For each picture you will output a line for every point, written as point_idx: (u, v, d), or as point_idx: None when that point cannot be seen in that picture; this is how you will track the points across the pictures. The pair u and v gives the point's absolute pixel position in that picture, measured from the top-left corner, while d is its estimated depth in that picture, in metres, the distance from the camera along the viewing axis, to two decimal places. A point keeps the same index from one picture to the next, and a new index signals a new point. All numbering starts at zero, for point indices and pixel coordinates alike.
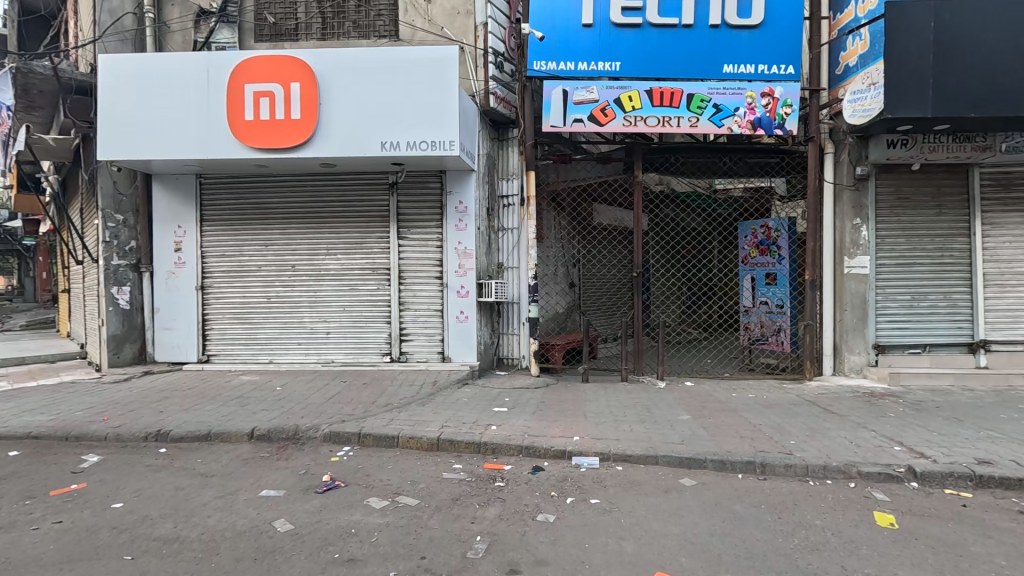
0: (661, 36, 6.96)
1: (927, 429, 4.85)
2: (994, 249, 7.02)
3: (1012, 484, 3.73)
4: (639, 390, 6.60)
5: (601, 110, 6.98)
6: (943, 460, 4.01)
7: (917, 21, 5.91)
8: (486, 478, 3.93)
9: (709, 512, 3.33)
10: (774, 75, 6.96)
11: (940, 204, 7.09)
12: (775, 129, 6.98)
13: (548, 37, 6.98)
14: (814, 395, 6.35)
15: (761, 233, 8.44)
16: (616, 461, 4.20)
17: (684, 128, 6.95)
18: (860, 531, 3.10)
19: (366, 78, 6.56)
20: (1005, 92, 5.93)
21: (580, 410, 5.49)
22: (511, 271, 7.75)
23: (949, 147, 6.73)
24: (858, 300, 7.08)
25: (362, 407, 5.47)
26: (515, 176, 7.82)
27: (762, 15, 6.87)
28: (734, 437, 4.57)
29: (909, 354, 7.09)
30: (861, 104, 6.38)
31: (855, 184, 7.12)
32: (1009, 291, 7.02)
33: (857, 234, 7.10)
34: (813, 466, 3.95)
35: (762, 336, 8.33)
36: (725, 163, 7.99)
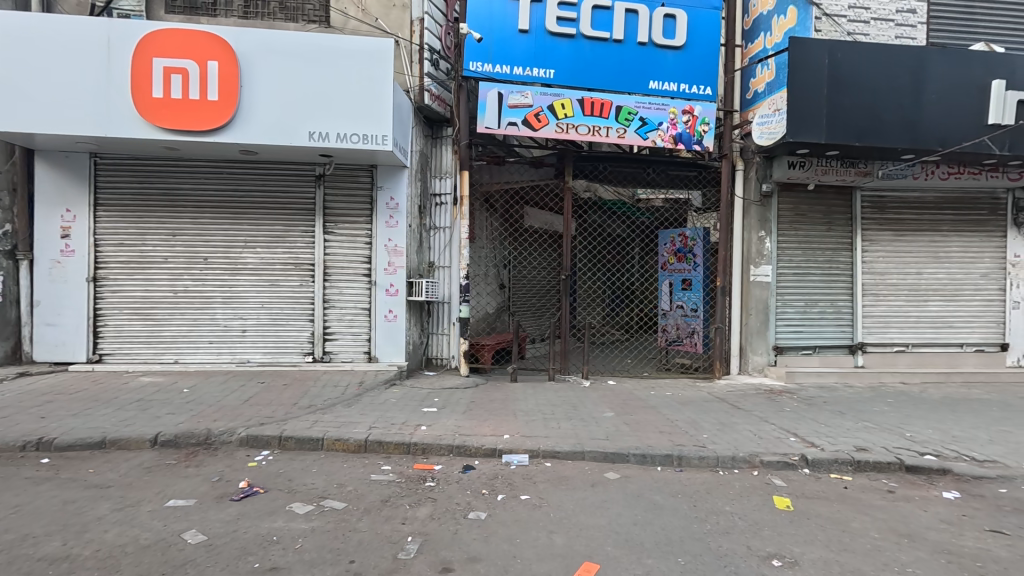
0: (594, 48, 7.24)
1: (816, 421, 5.44)
2: (871, 262, 8.01)
3: (883, 467, 4.28)
4: (566, 389, 6.81)
5: (535, 115, 7.12)
6: (830, 448, 4.52)
7: (815, 57, 6.64)
8: (416, 478, 3.88)
9: (632, 503, 3.52)
10: (694, 94, 7.47)
11: (830, 221, 7.97)
12: (694, 145, 7.48)
13: (484, 39, 7.04)
14: (723, 392, 6.90)
15: (678, 241, 9.02)
16: (544, 458, 4.31)
17: (612, 139, 7.27)
18: (762, 514, 3.41)
19: (294, 63, 6.23)
20: (885, 126, 6.77)
21: (510, 409, 5.57)
22: (443, 270, 7.74)
23: (838, 171, 7.60)
24: (761, 305, 7.78)
25: (282, 409, 5.18)
26: (449, 175, 7.79)
27: (684, 38, 7.36)
28: (654, 432, 4.85)
29: (802, 355, 7.89)
30: (768, 127, 6.98)
31: (761, 200, 7.83)
32: (882, 299, 8.03)
33: (762, 245, 7.81)
34: (723, 457, 4.28)
35: (677, 338, 8.80)
36: (649, 174, 8.45)
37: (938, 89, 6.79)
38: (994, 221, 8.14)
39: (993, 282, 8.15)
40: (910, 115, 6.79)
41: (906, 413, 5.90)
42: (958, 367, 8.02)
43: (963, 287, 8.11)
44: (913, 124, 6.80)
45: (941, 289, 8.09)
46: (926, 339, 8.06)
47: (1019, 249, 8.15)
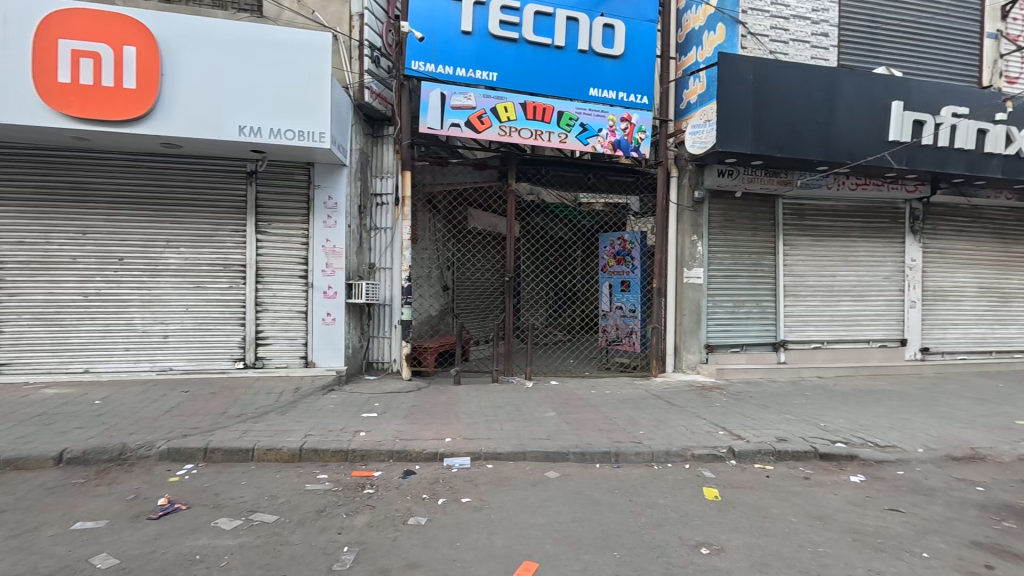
0: (536, 53, 7.35)
1: (743, 414, 5.79)
2: (792, 265, 8.61)
3: (800, 456, 4.61)
4: (509, 390, 6.85)
5: (477, 117, 7.12)
6: (754, 440, 4.82)
7: (742, 72, 7.06)
8: (354, 486, 3.77)
9: (571, 501, 3.60)
10: (632, 102, 7.75)
11: (755, 226, 8.50)
12: (631, 151, 7.77)
13: (427, 38, 6.97)
14: (659, 390, 7.20)
15: (618, 244, 9.23)
16: (486, 459, 4.31)
17: (554, 143, 7.40)
18: (693, 505, 3.59)
19: (223, 53, 5.90)
20: (803, 139, 7.31)
21: (452, 412, 5.53)
22: (384, 272, 7.56)
23: (762, 179, 8.14)
24: (694, 306, 8.17)
25: (208, 420, 4.87)
26: (390, 174, 7.65)
27: (622, 48, 7.62)
28: (594, 430, 4.99)
29: (731, 352, 8.36)
30: (699, 136, 7.35)
31: (693, 206, 8.21)
32: (801, 300, 8.65)
33: (694, 249, 8.20)
34: (657, 452, 4.46)
35: (617, 338, 9.08)
36: (590, 179, 8.67)
37: (847, 107, 7.42)
38: (895, 228, 8.99)
39: (895, 284, 8.99)
40: (824, 130, 7.38)
41: (821, 405, 6.38)
42: (866, 361, 8.78)
43: (870, 288, 8.90)
44: (826, 139, 7.39)
45: (851, 290, 8.83)
46: (839, 336, 8.76)
47: (915, 254, 9.06)
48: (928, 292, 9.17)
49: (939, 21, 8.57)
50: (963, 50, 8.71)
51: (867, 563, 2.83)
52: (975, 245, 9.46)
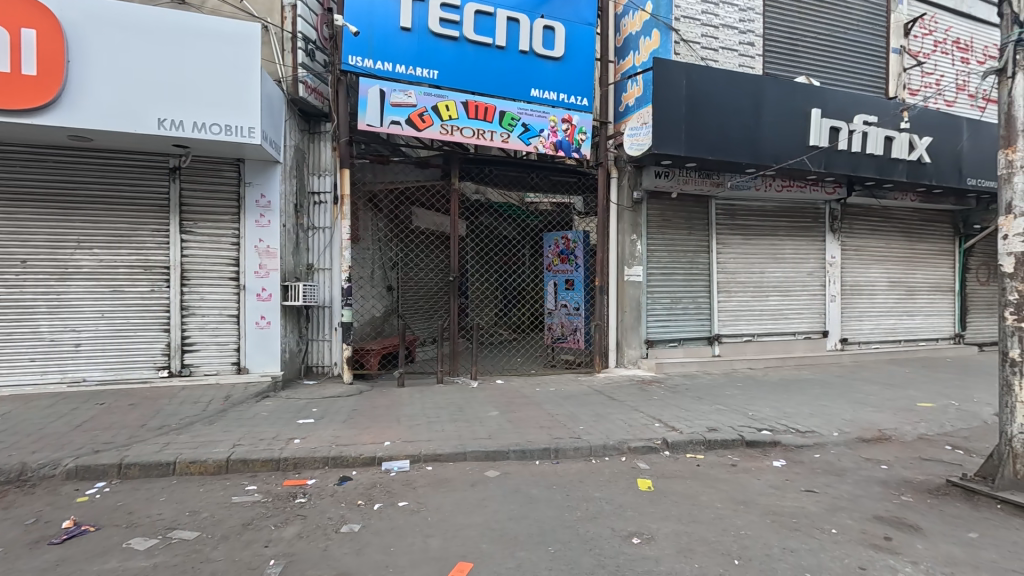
0: (477, 52, 7.33)
1: (679, 407, 6.03)
2: (725, 263, 9.06)
3: (729, 444, 4.85)
4: (454, 391, 6.81)
5: (418, 115, 7.01)
6: (687, 430, 5.03)
7: (675, 77, 7.35)
8: (285, 496, 3.63)
9: (509, 499, 3.62)
10: (572, 104, 7.88)
11: (691, 226, 8.87)
12: (572, 152, 7.90)
13: (364, 34, 6.81)
14: (601, 385, 7.39)
15: (561, 242, 9.10)
16: (426, 461, 4.27)
17: (497, 143, 7.41)
18: (627, 496, 3.70)
19: (139, 40, 5.51)
20: (732, 142, 7.70)
21: (394, 415, 5.43)
22: (323, 273, 7.33)
23: (696, 181, 8.52)
24: (634, 303, 8.42)
25: (125, 433, 4.55)
26: (328, 172, 7.43)
27: (562, 50, 7.74)
28: (535, 427, 5.05)
29: (669, 347, 8.71)
30: (637, 138, 7.58)
31: (632, 206, 8.45)
32: (734, 295, 9.11)
33: (634, 248, 8.45)
34: (595, 446, 4.57)
35: (562, 336, 8.98)
36: (533, 179, 8.73)
37: (772, 112, 7.87)
38: (817, 228, 9.63)
39: (817, 279, 9.64)
40: (751, 134, 7.79)
41: (750, 396, 6.74)
42: (792, 352, 9.37)
43: (795, 283, 9.49)
44: (754, 144, 7.81)
45: (778, 286, 9.38)
46: (768, 329, 9.30)
47: (835, 251, 9.73)
48: (846, 286, 9.89)
49: (851, 36, 9.26)
50: (873, 63, 9.44)
51: (782, 543, 3.02)
52: (885, 242, 10.29)
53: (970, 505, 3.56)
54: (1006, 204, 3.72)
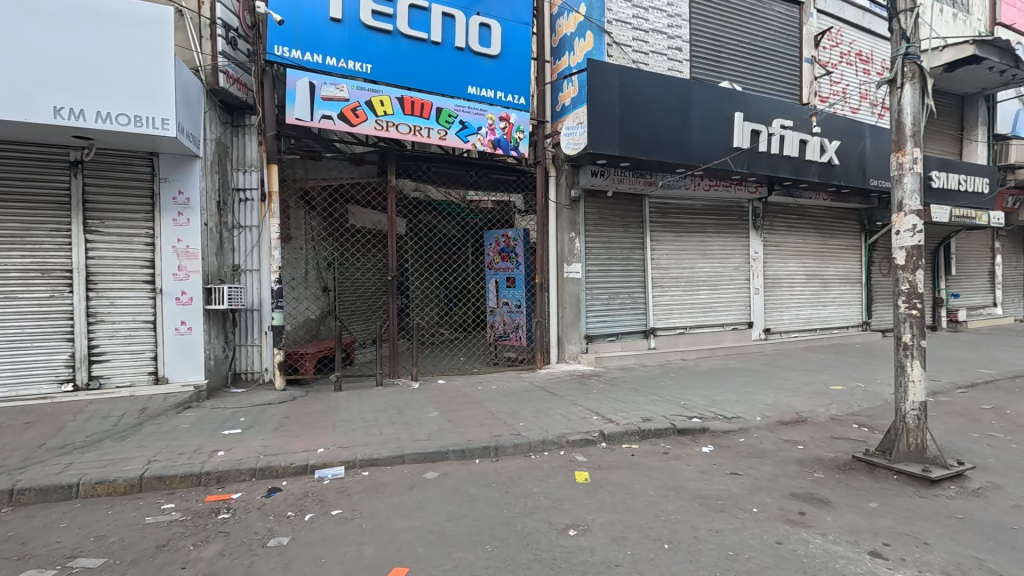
0: (412, 47, 7.19)
1: (616, 399, 6.21)
2: (658, 259, 9.42)
3: (662, 433, 5.05)
4: (394, 393, 6.67)
5: (351, 110, 6.76)
6: (623, 422, 5.19)
7: (608, 78, 7.53)
8: (207, 512, 3.41)
9: (447, 500, 3.58)
10: (510, 102, 7.91)
11: (626, 224, 9.15)
12: (511, 150, 7.91)
13: (291, 23, 6.50)
14: (543, 381, 7.50)
15: (502, 241, 9.02)
16: (362, 467, 4.15)
17: (434, 140, 7.28)
18: (565, 490, 3.76)
19: (28, 18, 4.96)
20: (663, 142, 8.00)
21: (329, 420, 5.24)
22: (250, 274, 6.95)
23: (630, 180, 8.78)
24: (573, 299, 8.58)
25: (19, 455, 4.11)
26: (254, 168, 7.05)
27: (499, 48, 7.75)
28: (475, 426, 5.03)
29: (608, 341, 8.96)
30: (573, 138, 7.67)
31: (570, 204, 8.57)
32: (667, 290, 9.50)
33: (573, 245, 8.60)
34: (535, 442, 4.61)
35: (504, 334, 8.92)
36: (472, 176, 8.66)
37: (699, 114, 8.25)
38: (741, 225, 10.22)
39: (742, 273, 10.23)
40: (681, 135, 8.13)
41: (683, 386, 7.05)
42: (720, 343, 9.90)
43: (722, 278, 10.03)
44: (682, 145, 8.14)
45: (708, 280, 9.88)
46: (698, 322, 9.78)
47: (758, 247, 10.37)
48: (768, 280, 10.57)
49: (768, 45, 9.88)
50: (788, 71, 10.12)
51: (708, 524, 3.17)
52: (801, 238, 11.08)
53: (872, 478, 3.90)
54: (899, 202, 4.10)
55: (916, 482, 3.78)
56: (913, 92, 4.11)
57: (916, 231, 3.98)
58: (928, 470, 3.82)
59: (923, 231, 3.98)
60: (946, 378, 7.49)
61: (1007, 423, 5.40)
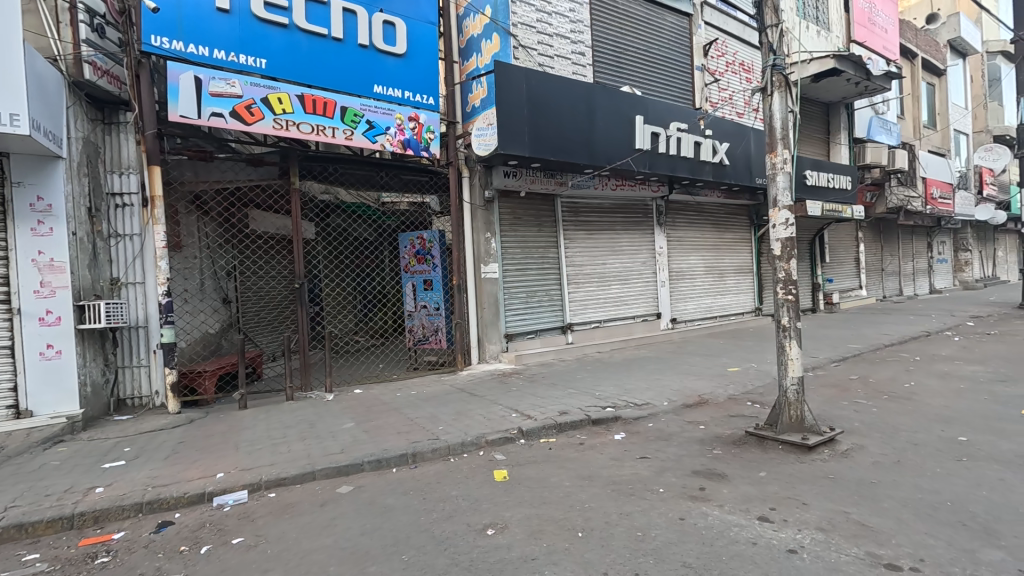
0: (311, 43, 6.84)
1: (535, 395, 6.33)
2: (572, 256, 9.73)
3: (577, 425, 5.22)
4: (306, 406, 6.31)
5: (245, 107, 6.27)
6: (540, 417, 5.29)
7: (516, 81, 7.64)
8: (81, 558, 3.02)
9: (362, 513, 3.45)
10: (419, 102, 7.79)
11: (540, 223, 9.34)
12: (421, 151, 7.77)
13: (170, 12, 5.94)
14: (463, 382, 7.46)
15: (417, 243, 8.88)
16: (268, 489, 3.89)
17: (339, 140, 6.95)
18: (484, 490, 3.76)
19: None
20: (571, 144, 8.27)
21: (231, 442, 4.85)
22: (131, 288, 6.27)
23: (541, 180, 9.02)
24: (492, 299, 8.61)
25: None
26: (133, 170, 6.36)
27: (405, 47, 7.60)
28: (392, 434, 4.90)
29: (527, 338, 9.10)
30: (484, 139, 7.71)
31: (484, 205, 8.58)
32: (582, 285, 9.84)
33: (489, 246, 8.62)
34: (453, 445, 4.58)
35: (423, 338, 8.76)
36: (382, 177, 8.38)
37: (603, 117, 8.63)
38: (647, 222, 10.82)
39: (649, 267, 10.84)
40: (587, 136, 8.44)
41: (598, 377, 7.33)
42: (633, 334, 10.42)
43: (632, 272, 10.56)
44: (589, 146, 8.46)
45: (618, 275, 10.36)
46: (611, 315, 10.22)
47: (662, 242, 11.04)
48: (673, 273, 11.29)
49: (664, 52, 10.56)
50: (682, 77, 10.88)
51: (620, 509, 3.31)
52: (700, 233, 11.95)
53: (761, 449, 4.30)
54: (773, 198, 4.53)
55: (797, 449, 4.21)
56: (781, 99, 4.57)
57: (788, 224, 4.43)
58: (807, 438, 4.27)
59: (794, 224, 4.43)
60: (823, 354, 8.44)
61: (869, 390, 6.19)
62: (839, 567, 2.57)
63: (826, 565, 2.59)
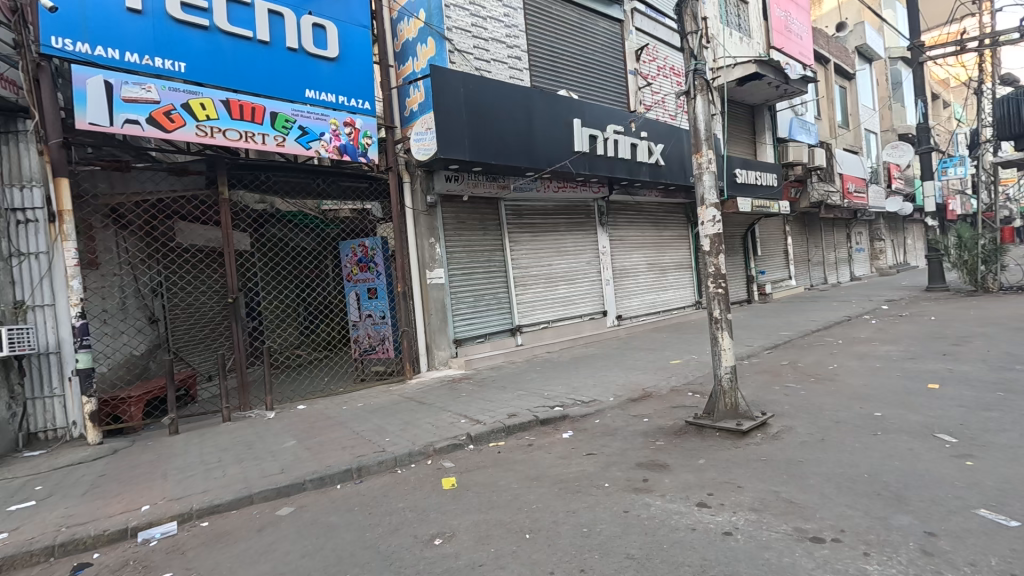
0: (235, 46, 6.53)
1: (484, 399, 6.31)
2: (518, 259, 9.79)
3: (526, 427, 5.24)
4: (244, 427, 5.99)
5: (164, 113, 5.88)
6: (489, 421, 5.28)
7: (453, 85, 7.62)
8: None
9: (303, 535, 3.31)
10: (354, 107, 7.60)
11: (484, 227, 9.35)
12: (359, 157, 7.58)
13: (72, 11, 5.49)
14: (412, 391, 7.32)
15: (359, 250, 8.73)
16: (200, 517, 3.66)
17: (270, 147, 6.66)
18: (431, 499, 3.71)
19: None
20: (511, 147, 8.33)
21: (159, 471, 4.54)
22: (39, 311, 5.73)
23: (484, 184, 9.03)
24: (439, 305, 8.51)
25: None
26: (36, 182, 5.85)
27: (337, 51, 7.41)
28: (336, 449, 4.74)
29: (476, 343, 9.06)
30: (423, 143, 7.61)
31: (427, 210, 8.47)
32: (529, 287, 9.93)
33: (434, 251, 8.49)
34: (400, 456, 4.49)
35: (370, 347, 8.58)
36: (319, 185, 8.12)
37: (542, 120, 8.75)
38: (589, 222, 11.05)
39: (594, 267, 11.07)
40: (527, 139, 8.53)
41: (547, 378, 7.40)
42: (581, 332, 10.61)
43: (577, 272, 10.75)
44: (530, 149, 8.56)
45: (565, 275, 10.52)
46: (560, 315, 10.38)
47: (605, 241, 11.31)
48: (616, 271, 11.60)
49: (598, 57, 10.85)
50: (617, 82, 11.21)
51: (566, 507, 3.35)
52: (640, 232, 12.35)
53: (700, 437, 4.47)
54: (701, 196, 4.74)
55: (732, 435, 4.41)
56: (704, 101, 4.79)
57: (715, 221, 4.66)
58: (741, 424, 4.49)
59: (721, 221, 4.67)
60: (757, 343, 8.92)
61: (798, 374, 6.59)
62: (770, 545, 2.72)
63: (758, 544, 2.73)
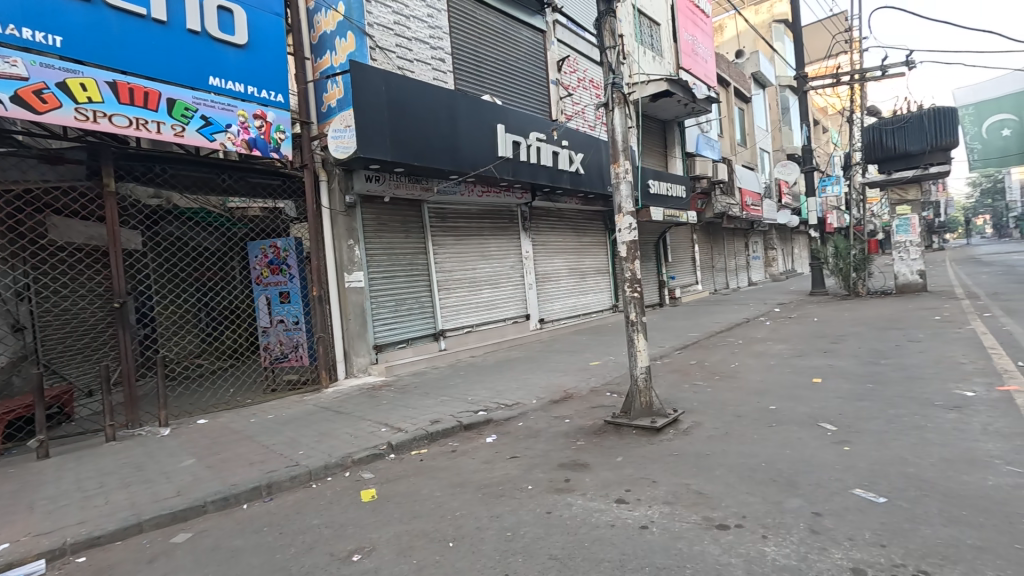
0: (125, 24, 5.88)
1: (406, 406, 6.15)
2: (442, 263, 9.67)
3: (449, 432, 5.17)
4: (133, 446, 5.38)
5: (34, 93, 5.14)
6: (411, 428, 5.14)
7: (374, 82, 7.38)
8: None
9: (202, 563, 3.01)
10: (265, 99, 7.13)
11: (407, 229, 9.13)
12: (271, 152, 7.11)
13: None
14: (329, 400, 6.97)
15: (270, 252, 8.11)
16: (75, 552, 3.22)
17: (166, 136, 6.06)
18: (349, 513, 3.54)
19: None
20: (434, 149, 8.22)
21: (23, 502, 3.94)
22: None
23: (406, 185, 8.85)
24: (358, 309, 8.17)
25: None
26: None
27: (246, 37, 6.91)
28: (243, 466, 4.39)
29: (398, 348, 8.83)
30: (342, 141, 7.15)
31: (346, 211, 8.11)
32: (453, 291, 9.83)
33: (352, 253, 8.15)
34: (314, 469, 4.24)
35: (281, 355, 8.01)
36: (224, 180, 7.52)
37: (465, 123, 8.74)
38: (513, 227, 11.18)
39: (517, 271, 11.21)
40: (450, 142, 8.47)
41: (471, 382, 7.35)
42: (505, 336, 10.70)
43: (501, 277, 10.83)
44: (453, 152, 8.50)
45: (489, 279, 10.56)
46: (483, 318, 10.39)
47: (528, 246, 11.49)
48: (539, 275, 11.83)
49: (522, 65, 11.05)
50: (539, 90, 11.47)
51: (490, 512, 3.34)
52: (562, 238, 12.69)
53: (618, 436, 4.66)
54: (618, 205, 4.95)
55: (647, 432, 4.64)
56: (622, 114, 5.00)
57: (631, 228, 4.87)
58: (654, 421, 4.74)
59: (637, 228, 4.89)
60: (669, 344, 9.48)
61: (705, 372, 7.08)
62: (682, 534, 2.88)
63: (671, 535, 2.88)
